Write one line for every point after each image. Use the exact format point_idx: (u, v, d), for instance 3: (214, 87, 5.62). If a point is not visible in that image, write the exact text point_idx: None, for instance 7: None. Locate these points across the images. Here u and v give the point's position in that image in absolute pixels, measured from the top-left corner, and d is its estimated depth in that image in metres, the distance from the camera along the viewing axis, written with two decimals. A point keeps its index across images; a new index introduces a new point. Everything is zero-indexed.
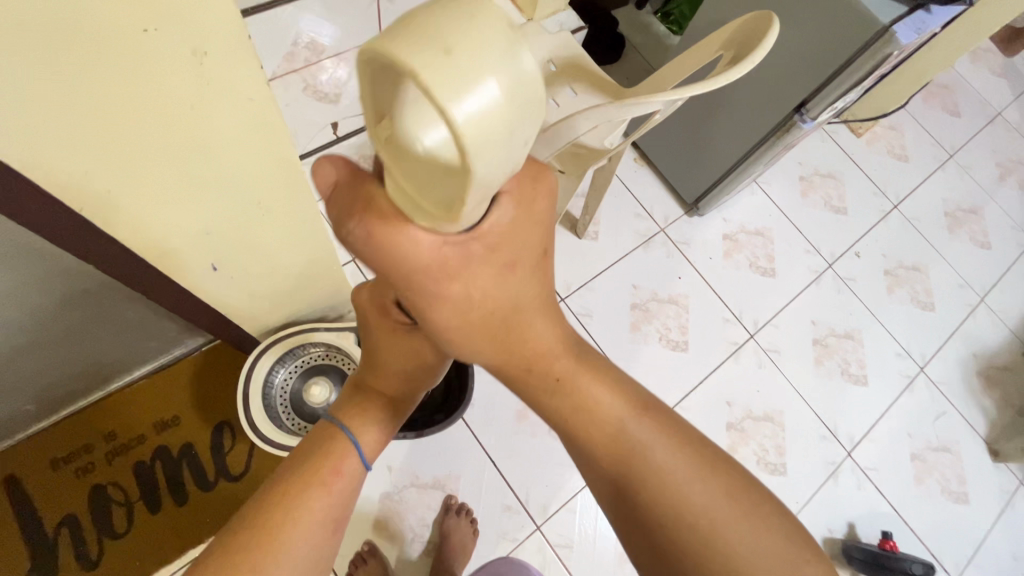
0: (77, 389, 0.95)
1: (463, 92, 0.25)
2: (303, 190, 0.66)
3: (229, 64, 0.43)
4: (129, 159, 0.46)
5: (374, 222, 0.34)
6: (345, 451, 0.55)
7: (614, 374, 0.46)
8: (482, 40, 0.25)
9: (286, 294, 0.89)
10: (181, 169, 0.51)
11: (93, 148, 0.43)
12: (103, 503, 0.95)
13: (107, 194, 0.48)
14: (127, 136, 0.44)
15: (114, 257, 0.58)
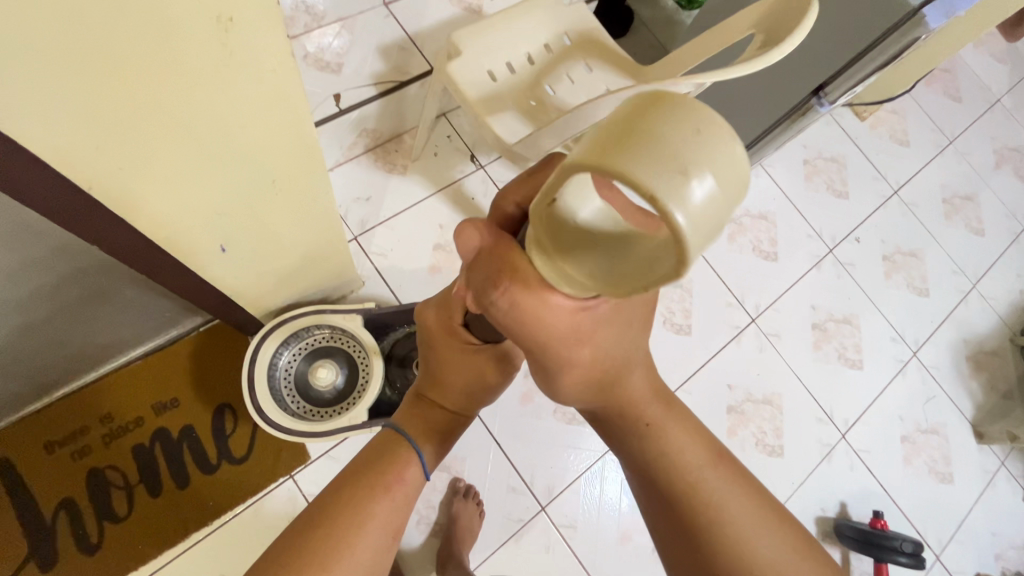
0: (69, 370, 0.91)
1: (684, 190, 0.25)
2: (318, 169, 0.63)
3: (253, 31, 0.40)
4: (139, 131, 0.43)
5: (520, 289, 0.40)
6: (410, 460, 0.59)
7: (699, 427, 0.52)
8: (698, 145, 0.26)
9: (291, 274, 0.86)
10: (195, 144, 0.48)
11: (100, 116, 0.39)
12: (101, 486, 0.92)
13: (111, 168, 0.44)
14: (137, 104, 0.40)
15: (116, 237, 0.54)
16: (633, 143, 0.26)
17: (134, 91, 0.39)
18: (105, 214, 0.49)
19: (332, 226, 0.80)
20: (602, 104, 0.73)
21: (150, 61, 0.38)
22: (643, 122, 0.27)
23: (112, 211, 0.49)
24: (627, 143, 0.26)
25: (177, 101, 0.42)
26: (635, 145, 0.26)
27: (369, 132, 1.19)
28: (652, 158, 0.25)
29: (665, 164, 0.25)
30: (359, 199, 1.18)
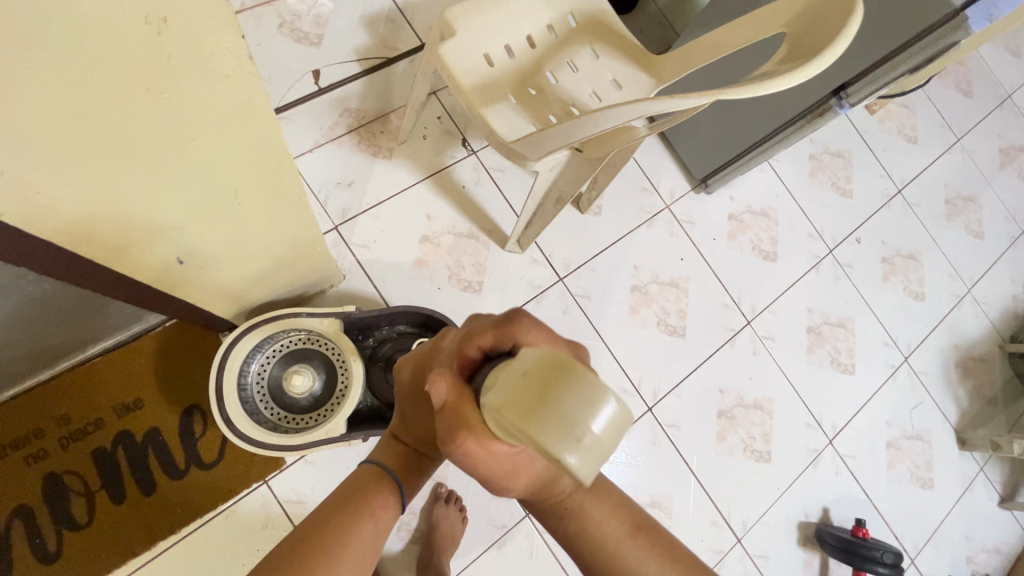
0: (20, 370, 0.84)
1: (569, 443, 0.34)
2: (288, 174, 0.56)
3: (198, 33, 0.32)
4: (70, 155, 0.36)
5: (469, 438, 0.39)
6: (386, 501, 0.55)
7: (617, 500, 0.55)
8: (573, 405, 0.34)
9: (262, 276, 0.79)
10: (141, 162, 0.41)
11: (18, 146, 0.32)
12: (60, 492, 0.87)
13: (41, 199, 0.37)
14: (61, 125, 0.33)
15: (53, 263, 0.47)
16: (536, 411, 0.34)
17: (56, 113, 0.32)
18: (43, 246, 0.42)
19: (308, 226, 0.72)
20: (609, 114, 0.66)
21: (69, 77, 0.30)
22: (548, 392, 0.35)
23: (48, 243, 0.42)
24: (537, 414, 0.34)
25: (112, 119, 0.35)
26: (539, 418, 0.34)
27: (352, 112, 1.10)
28: (549, 429, 0.34)
29: (566, 431, 0.34)
30: (340, 184, 1.09)
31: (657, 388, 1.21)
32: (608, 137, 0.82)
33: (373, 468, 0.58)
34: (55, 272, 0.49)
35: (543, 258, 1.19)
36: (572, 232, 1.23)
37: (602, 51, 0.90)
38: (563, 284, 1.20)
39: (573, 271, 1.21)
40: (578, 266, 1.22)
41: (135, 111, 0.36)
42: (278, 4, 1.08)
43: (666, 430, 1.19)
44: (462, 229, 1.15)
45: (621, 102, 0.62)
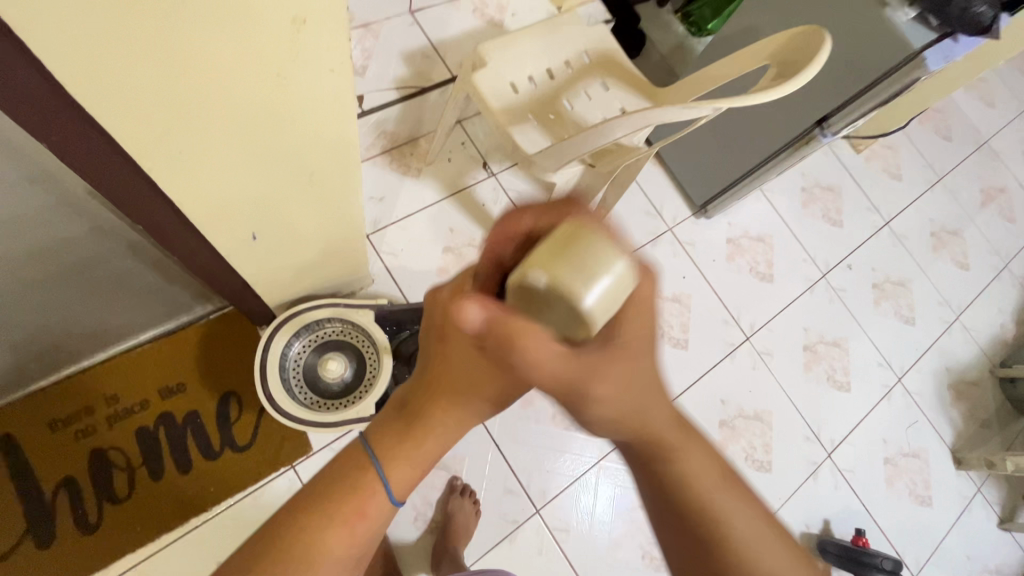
0: (81, 348, 0.92)
1: (591, 286, 0.44)
2: (351, 167, 0.66)
3: (322, 35, 0.43)
4: (200, 118, 0.45)
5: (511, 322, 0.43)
6: (375, 488, 0.52)
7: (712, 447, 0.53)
8: (588, 250, 0.44)
9: (308, 267, 0.88)
10: (247, 135, 0.50)
11: (170, 98, 0.41)
12: (103, 466, 0.93)
13: (167, 148, 0.46)
14: (204, 89, 0.42)
15: (155, 212, 0.56)
16: (562, 253, 0.44)
17: (204, 80, 0.41)
18: (151, 189, 0.51)
19: (354, 223, 0.82)
20: (615, 126, 0.77)
21: (225, 52, 0.40)
22: (571, 244, 0.45)
23: (156, 189, 0.51)
24: (566, 253, 0.44)
25: (238, 92, 0.44)
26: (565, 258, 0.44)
27: (387, 134, 1.22)
28: (571, 270, 0.44)
29: (582, 274, 0.44)
30: (374, 198, 1.20)
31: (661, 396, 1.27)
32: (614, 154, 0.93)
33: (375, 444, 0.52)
34: (150, 224, 0.59)
35: None
36: None
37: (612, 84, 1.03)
38: None
39: None
40: None
41: (260, 92, 0.46)
42: None
43: None
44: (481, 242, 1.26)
45: (626, 113, 0.73)
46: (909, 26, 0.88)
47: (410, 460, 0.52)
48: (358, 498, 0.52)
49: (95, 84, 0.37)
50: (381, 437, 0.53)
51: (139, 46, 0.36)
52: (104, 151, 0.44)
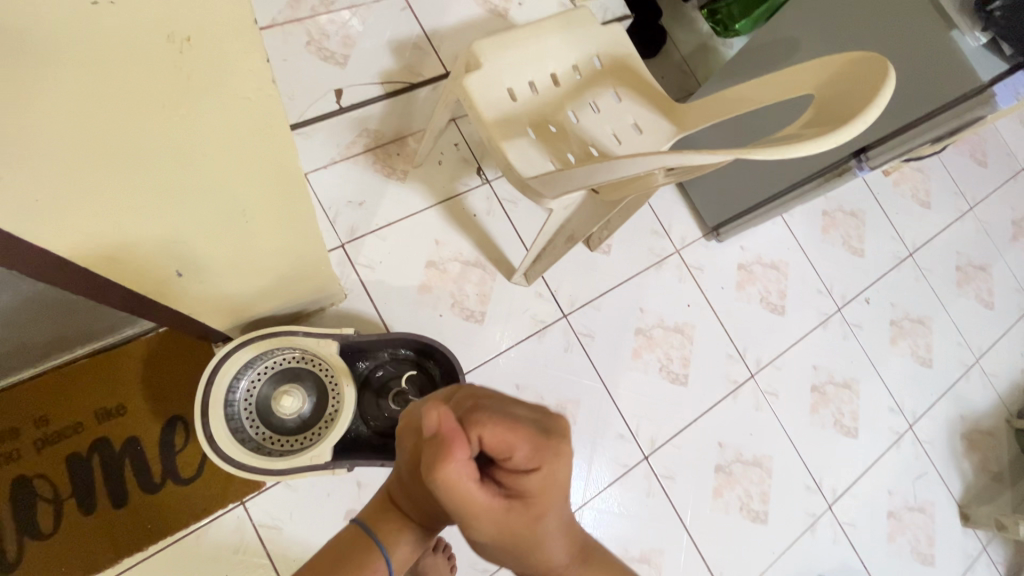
0: (2, 367, 0.81)
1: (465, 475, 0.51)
2: (302, 192, 0.55)
3: (220, 53, 0.32)
4: (79, 170, 0.34)
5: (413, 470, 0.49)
6: (377, 566, 0.52)
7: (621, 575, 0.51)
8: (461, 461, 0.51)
9: (263, 292, 0.77)
10: (150, 179, 0.40)
11: (29, 158, 0.31)
12: (27, 497, 0.83)
13: (41, 208, 0.35)
14: (70, 136, 0.31)
15: (56, 272, 0.45)
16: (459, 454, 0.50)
17: (67, 126, 0.31)
18: (40, 254, 0.40)
19: (315, 246, 0.71)
20: (626, 164, 0.65)
21: (85, 87, 0.29)
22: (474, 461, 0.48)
23: (44, 250, 0.40)
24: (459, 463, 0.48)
25: (128, 139, 0.34)
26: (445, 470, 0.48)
27: (370, 132, 1.09)
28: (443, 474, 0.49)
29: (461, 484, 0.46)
30: (352, 203, 1.08)
31: (654, 437, 1.17)
32: (624, 185, 0.81)
33: (371, 526, 0.54)
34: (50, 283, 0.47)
35: (549, 294, 1.18)
36: (580, 269, 1.21)
37: (625, 95, 0.90)
38: (566, 321, 1.18)
39: (577, 309, 1.19)
40: (583, 303, 1.20)
41: (154, 135, 0.35)
42: (308, 22, 1.08)
43: (661, 481, 1.15)
44: (468, 257, 1.14)
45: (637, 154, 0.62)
46: (978, 53, 0.74)
47: (406, 544, 0.53)
48: (366, 565, 0.52)
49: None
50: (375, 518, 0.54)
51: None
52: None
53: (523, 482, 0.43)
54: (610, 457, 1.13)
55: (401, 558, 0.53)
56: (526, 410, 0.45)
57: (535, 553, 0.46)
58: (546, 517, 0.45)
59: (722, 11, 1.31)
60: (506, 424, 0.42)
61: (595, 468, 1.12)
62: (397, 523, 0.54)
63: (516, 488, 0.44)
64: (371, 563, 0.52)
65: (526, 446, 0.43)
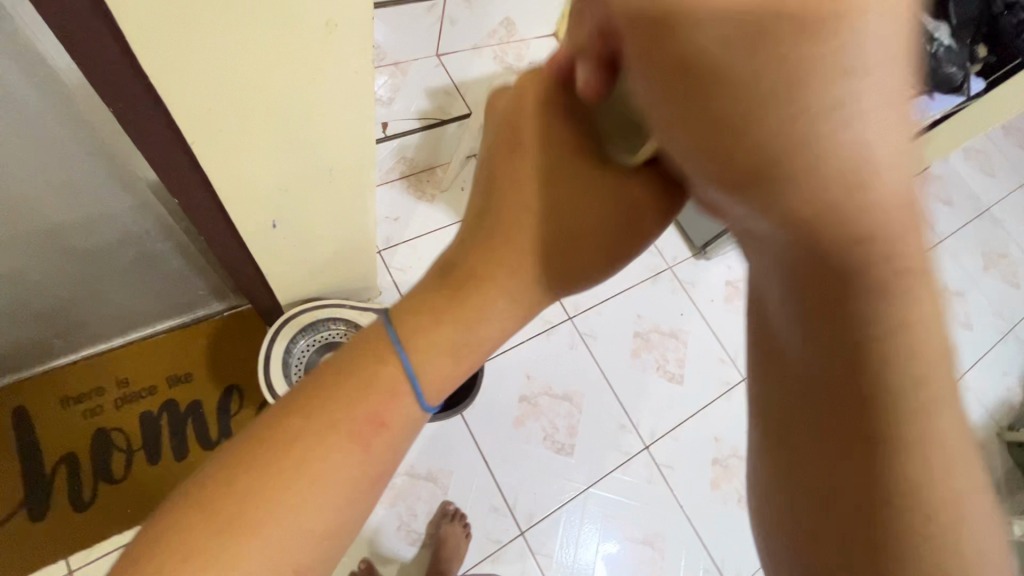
0: (102, 330, 0.97)
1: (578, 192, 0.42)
2: (369, 166, 0.73)
3: (349, 36, 0.51)
4: (238, 94, 0.51)
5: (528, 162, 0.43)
6: (397, 388, 0.44)
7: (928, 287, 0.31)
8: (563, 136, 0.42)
9: (321, 268, 0.94)
10: (276, 121, 0.57)
11: (222, 80, 0.49)
12: (104, 446, 0.96)
13: (203, 116, 0.52)
14: (244, 68, 0.49)
15: (186, 183, 0.62)
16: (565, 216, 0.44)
17: (246, 60, 0.48)
18: (182, 153, 0.56)
19: (367, 228, 0.89)
20: None
21: (268, 39, 0.47)
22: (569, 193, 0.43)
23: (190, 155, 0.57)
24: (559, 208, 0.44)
25: (276, 88, 0.53)
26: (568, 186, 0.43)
27: (407, 161, 1.32)
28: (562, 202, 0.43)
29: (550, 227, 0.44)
30: (388, 218, 1.29)
31: (653, 429, 1.27)
32: None
33: (403, 328, 0.45)
34: (176, 195, 0.64)
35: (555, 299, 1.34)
36: None
37: None
38: (571, 323, 1.32)
39: (581, 312, 1.34)
40: (586, 308, 1.35)
41: (294, 88, 0.54)
42: None
43: (661, 470, 1.24)
44: None
45: None
46: None
47: (442, 350, 0.45)
48: (353, 419, 0.42)
49: (153, 44, 0.43)
50: (406, 322, 0.45)
51: (198, 18, 0.42)
52: (147, 114, 0.50)
53: None
54: (613, 445, 1.23)
55: (428, 371, 0.44)
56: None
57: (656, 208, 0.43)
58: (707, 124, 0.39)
59: None
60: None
61: (600, 455, 1.22)
62: (446, 306, 0.44)
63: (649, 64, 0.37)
64: (366, 406, 0.43)
65: None
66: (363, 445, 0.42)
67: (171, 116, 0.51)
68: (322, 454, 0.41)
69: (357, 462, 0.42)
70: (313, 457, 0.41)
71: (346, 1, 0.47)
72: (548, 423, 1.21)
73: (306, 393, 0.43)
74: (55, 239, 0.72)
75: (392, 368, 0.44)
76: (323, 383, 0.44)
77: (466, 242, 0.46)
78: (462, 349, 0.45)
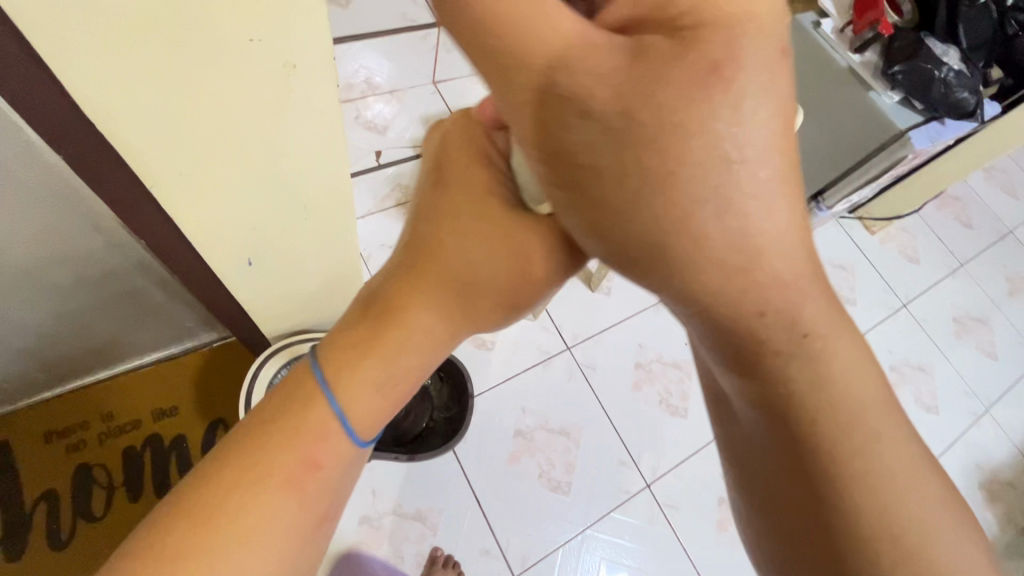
0: (87, 363, 0.96)
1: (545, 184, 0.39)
2: (345, 202, 0.71)
3: (312, 78, 0.50)
4: (197, 139, 0.50)
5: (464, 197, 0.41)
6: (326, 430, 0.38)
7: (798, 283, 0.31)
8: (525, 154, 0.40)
9: (305, 302, 0.92)
10: (241, 163, 0.55)
11: (180, 125, 0.48)
12: (85, 482, 0.94)
13: (160, 161, 0.50)
14: (201, 113, 0.47)
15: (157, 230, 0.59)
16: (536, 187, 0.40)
17: (203, 103, 0.47)
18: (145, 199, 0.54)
19: (350, 262, 0.87)
20: None
21: (223, 84, 0.46)
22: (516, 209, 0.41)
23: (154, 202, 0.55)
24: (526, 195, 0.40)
25: (240, 131, 0.51)
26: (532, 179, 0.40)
27: (402, 188, 1.29)
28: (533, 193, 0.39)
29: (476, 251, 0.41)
30: (383, 245, 1.26)
31: (656, 466, 1.22)
32: None
33: (326, 362, 0.39)
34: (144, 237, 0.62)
35: (553, 328, 1.30)
36: (584, 307, 1.34)
37: None
38: (569, 353, 1.28)
39: (580, 342, 1.30)
40: (585, 337, 1.31)
41: (259, 130, 0.53)
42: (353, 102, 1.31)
43: (664, 510, 1.18)
44: None
45: None
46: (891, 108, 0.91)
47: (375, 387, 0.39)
48: (289, 464, 0.37)
49: (98, 91, 0.42)
50: (337, 345, 0.40)
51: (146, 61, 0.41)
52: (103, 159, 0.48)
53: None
54: (613, 482, 1.18)
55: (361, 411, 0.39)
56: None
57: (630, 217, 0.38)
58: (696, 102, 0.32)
59: None
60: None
61: (598, 493, 1.16)
62: (370, 339, 0.39)
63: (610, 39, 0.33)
64: (293, 452, 0.37)
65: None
66: (296, 491, 0.37)
67: (127, 163, 0.49)
68: (257, 502, 0.36)
69: (297, 509, 0.37)
70: (254, 507, 0.36)
71: (303, 44, 0.46)
72: (544, 459, 1.17)
73: (237, 444, 0.37)
74: (30, 279, 0.70)
75: (322, 412, 0.38)
76: (256, 427, 0.38)
77: (391, 274, 0.42)
78: (389, 389, 0.40)
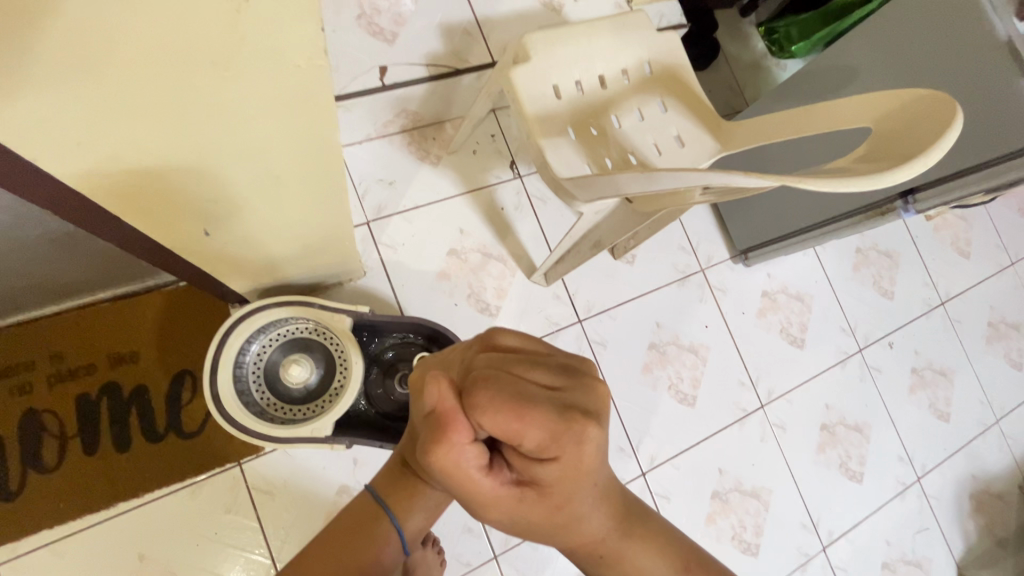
0: (25, 300, 0.82)
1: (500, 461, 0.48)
2: (337, 169, 0.54)
3: (279, 25, 0.32)
4: (107, 102, 0.33)
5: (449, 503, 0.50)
6: (389, 536, 0.57)
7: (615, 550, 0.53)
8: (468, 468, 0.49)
9: (285, 259, 0.76)
10: (172, 130, 0.38)
11: (74, 88, 0.31)
12: (34, 431, 0.85)
13: (45, 132, 0.33)
14: (98, 57, 0.29)
15: (82, 216, 0.45)
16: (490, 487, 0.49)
17: (109, 58, 0.30)
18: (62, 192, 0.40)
19: (340, 224, 0.71)
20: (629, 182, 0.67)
21: (127, 26, 0.28)
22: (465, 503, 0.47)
23: (66, 185, 0.39)
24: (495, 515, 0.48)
25: (175, 92, 0.35)
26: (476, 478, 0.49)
27: (409, 113, 1.09)
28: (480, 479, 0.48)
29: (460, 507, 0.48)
30: (383, 181, 1.07)
31: (654, 454, 1.16)
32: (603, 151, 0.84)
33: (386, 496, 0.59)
34: None
35: (567, 297, 1.16)
36: (601, 277, 1.20)
37: (671, 105, 0.88)
38: (581, 327, 1.16)
39: (593, 315, 1.18)
40: (599, 310, 1.18)
41: (205, 91, 0.36)
42: None
43: (656, 499, 1.14)
44: (491, 249, 1.12)
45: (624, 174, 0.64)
46: None
47: (419, 509, 0.59)
48: (356, 563, 0.54)
49: None
50: (384, 487, 0.59)
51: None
52: None
53: (539, 469, 0.43)
54: None
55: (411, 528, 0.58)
56: (539, 433, 0.40)
57: (571, 531, 0.49)
58: (568, 499, 0.45)
59: (780, 31, 1.35)
60: (510, 421, 0.39)
61: None
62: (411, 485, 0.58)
63: (527, 469, 0.44)
64: (364, 549, 0.56)
65: (533, 432, 0.40)
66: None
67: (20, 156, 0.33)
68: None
69: None
70: None
71: None
72: None
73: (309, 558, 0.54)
74: None
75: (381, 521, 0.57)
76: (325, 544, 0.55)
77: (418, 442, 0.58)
78: (429, 513, 0.60)
